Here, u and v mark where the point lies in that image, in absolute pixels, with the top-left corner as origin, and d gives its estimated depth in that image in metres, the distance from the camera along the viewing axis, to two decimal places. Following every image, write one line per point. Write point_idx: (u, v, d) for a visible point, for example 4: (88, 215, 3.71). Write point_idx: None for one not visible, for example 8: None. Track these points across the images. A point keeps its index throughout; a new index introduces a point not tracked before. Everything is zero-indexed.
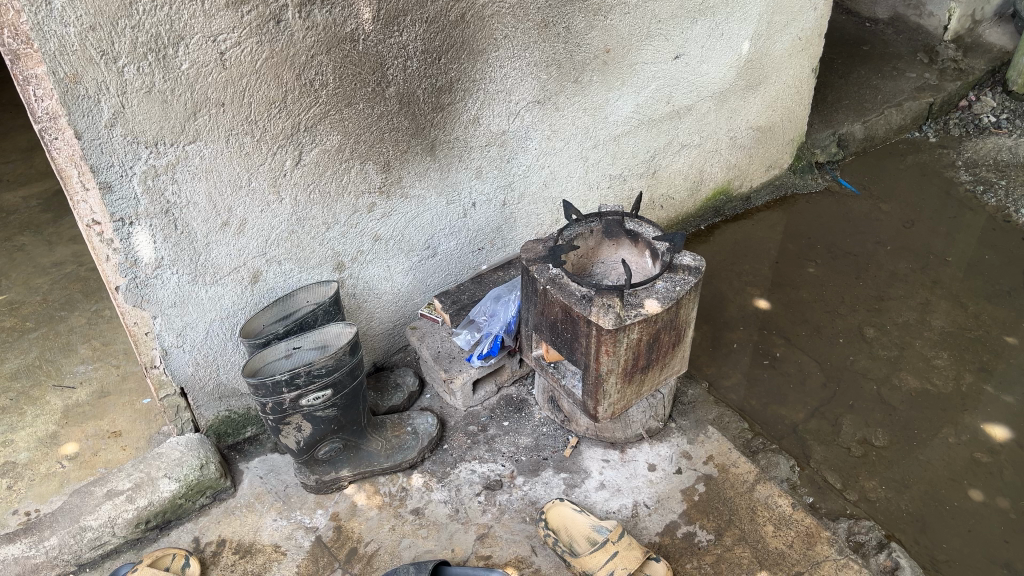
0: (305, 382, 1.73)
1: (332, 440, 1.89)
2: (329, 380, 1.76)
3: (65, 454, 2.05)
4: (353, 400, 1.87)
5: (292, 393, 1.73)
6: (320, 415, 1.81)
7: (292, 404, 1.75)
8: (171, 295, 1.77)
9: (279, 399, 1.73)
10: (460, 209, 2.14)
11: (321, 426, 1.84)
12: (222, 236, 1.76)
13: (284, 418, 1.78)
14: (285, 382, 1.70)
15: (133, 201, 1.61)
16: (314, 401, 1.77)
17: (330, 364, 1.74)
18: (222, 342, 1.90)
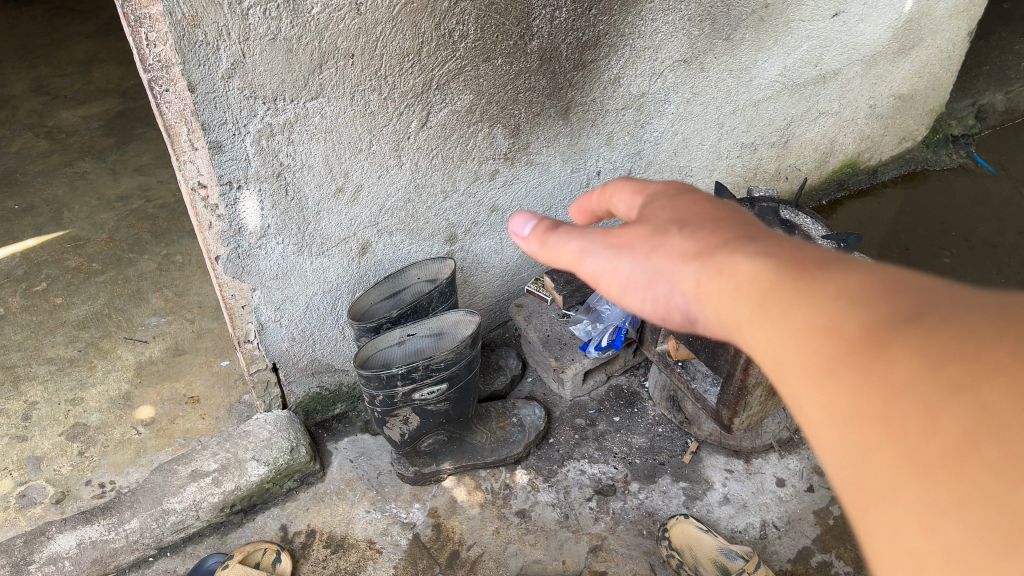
0: (421, 375, 1.53)
1: (438, 433, 1.71)
2: (446, 373, 1.56)
3: (141, 419, 1.89)
4: (466, 392, 1.67)
5: (405, 386, 1.54)
6: (432, 409, 1.63)
7: (403, 397, 1.56)
8: (272, 267, 1.57)
9: (391, 392, 1.54)
10: (584, 178, 1.90)
11: (431, 419, 1.66)
12: (334, 203, 1.55)
13: (393, 411, 1.59)
14: (400, 375, 1.51)
15: (244, 163, 1.40)
16: (427, 394, 1.58)
17: (449, 357, 1.54)
18: (321, 317, 1.71)
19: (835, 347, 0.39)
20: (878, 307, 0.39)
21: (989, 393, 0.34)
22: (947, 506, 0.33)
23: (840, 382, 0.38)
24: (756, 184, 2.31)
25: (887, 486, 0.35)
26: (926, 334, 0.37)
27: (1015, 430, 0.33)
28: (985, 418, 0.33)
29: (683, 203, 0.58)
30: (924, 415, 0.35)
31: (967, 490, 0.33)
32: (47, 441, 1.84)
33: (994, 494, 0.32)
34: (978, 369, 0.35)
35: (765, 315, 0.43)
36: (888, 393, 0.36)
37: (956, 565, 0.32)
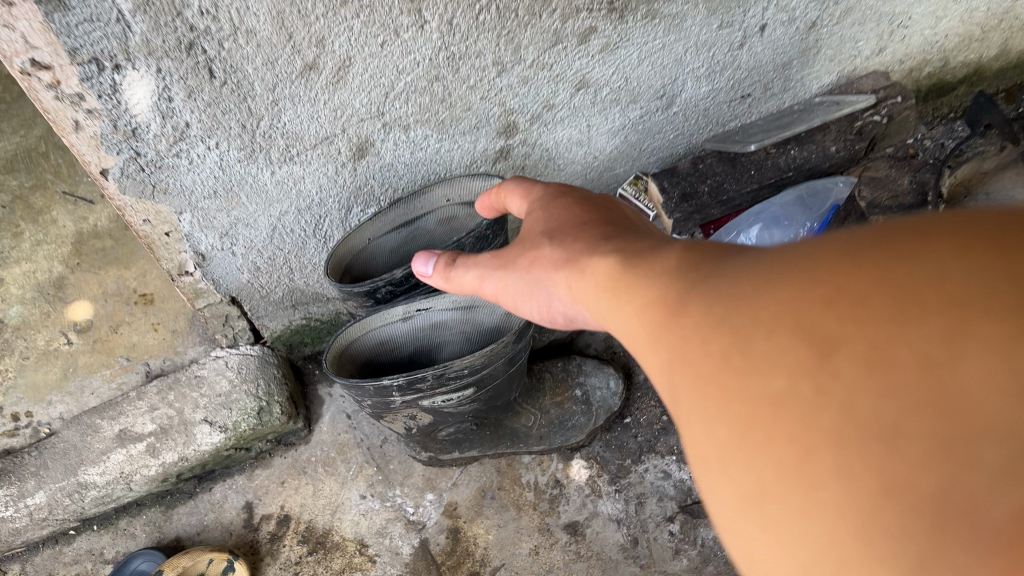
0: (432, 382, 0.95)
1: (462, 425, 1.16)
2: (473, 377, 0.98)
3: (73, 323, 1.40)
4: (506, 384, 1.10)
5: (406, 394, 0.97)
6: (452, 410, 1.07)
7: (404, 402, 1.00)
8: (205, 181, 0.96)
9: (383, 399, 0.97)
10: (737, 37, 1.15)
11: (451, 417, 1.11)
12: (302, 88, 0.89)
13: (390, 411, 1.04)
14: (397, 384, 0.93)
15: (116, 26, 0.74)
16: (444, 398, 1.01)
17: (478, 360, 0.95)
18: (299, 240, 1.12)
19: (659, 306, 0.51)
20: (681, 276, 0.51)
21: (736, 318, 0.43)
22: (725, 409, 0.41)
23: (664, 346, 0.49)
24: (999, 35, 1.49)
25: (694, 410, 0.44)
26: (708, 285, 0.48)
27: (748, 331, 0.42)
28: (757, 356, 0.40)
29: (553, 207, 0.76)
30: (729, 362, 0.42)
31: (741, 417, 0.40)
32: None
33: (755, 400, 0.39)
34: (750, 301, 0.43)
35: (623, 301, 0.56)
36: (681, 335, 0.47)
37: (726, 459, 0.41)
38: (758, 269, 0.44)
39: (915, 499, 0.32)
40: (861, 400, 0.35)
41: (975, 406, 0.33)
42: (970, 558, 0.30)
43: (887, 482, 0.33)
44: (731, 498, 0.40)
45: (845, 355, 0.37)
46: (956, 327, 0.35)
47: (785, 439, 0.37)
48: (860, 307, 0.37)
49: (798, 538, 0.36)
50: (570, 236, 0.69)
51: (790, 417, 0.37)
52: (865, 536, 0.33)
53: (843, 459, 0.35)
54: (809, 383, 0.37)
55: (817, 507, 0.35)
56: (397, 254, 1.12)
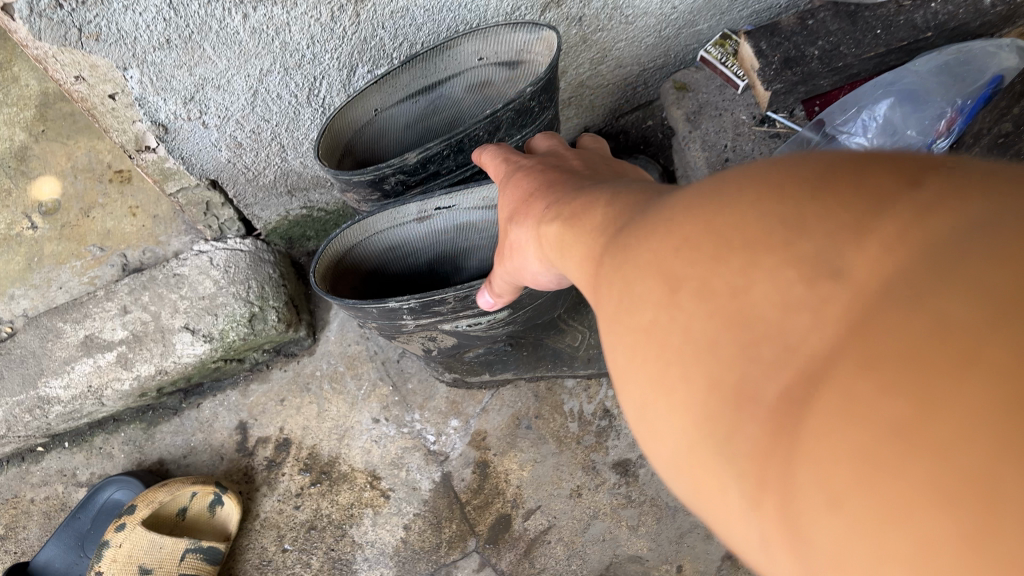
0: (457, 305, 0.73)
1: (494, 347, 0.94)
2: (510, 298, 0.75)
3: (39, 202, 1.18)
4: (551, 302, 0.86)
5: (422, 318, 0.74)
6: (482, 333, 0.84)
7: (419, 326, 0.78)
8: (152, 25, 0.70)
9: (392, 323, 0.75)
10: None
11: (480, 340, 0.88)
12: None
13: (402, 335, 0.82)
14: (410, 308, 0.71)
15: None
16: (471, 321, 0.79)
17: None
18: (291, 108, 0.87)
19: (585, 256, 0.42)
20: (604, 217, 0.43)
21: (623, 249, 0.36)
22: (613, 340, 0.35)
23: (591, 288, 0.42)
24: None
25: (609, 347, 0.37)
26: (615, 224, 0.40)
27: (625, 258, 0.35)
28: (629, 282, 0.34)
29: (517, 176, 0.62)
30: (615, 296, 0.35)
31: (626, 350, 0.34)
32: None
33: (626, 332, 0.33)
34: (629, 240, 0.36)
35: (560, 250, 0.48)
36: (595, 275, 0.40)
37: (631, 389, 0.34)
38: (665, 199, 0.36)
39: (722, 395, 0.27)
40: (691, 325, 0.29)
41: (770, 313, 0.26)
42: (760, 431, 0.25)
43: (710, 377, 0.28)
44: (636, 419, 0.34)
45: (684, 288, 0.30)
46: (763, 245, 0.27)
47: (649, 367, 0.31)
48: (699, 236, 0.30)
49: (659, 443, 0.31)
50: (527, 201, 0.57)
51: (649, 348, 0.31)
52: (694, 442, 0.28)
53: (684, 374, 0.29)
54: (662, 319, 0.31)
55: (664, 412, 0.30)
56: (413, 130, 0.87)
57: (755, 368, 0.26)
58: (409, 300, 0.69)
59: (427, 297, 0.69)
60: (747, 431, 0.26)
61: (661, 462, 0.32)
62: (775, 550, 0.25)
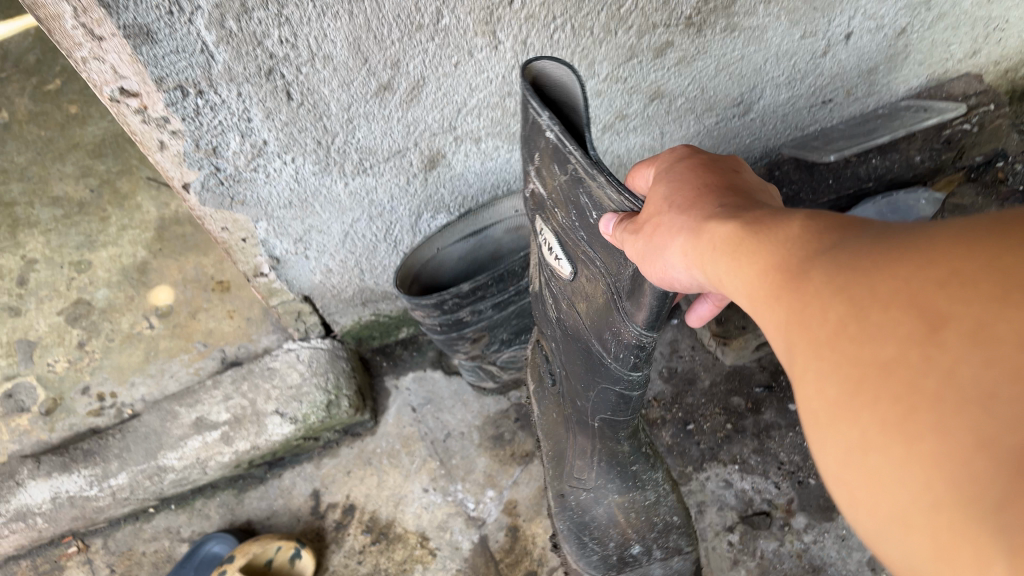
0: (565, 185, 0.71)
1: (555, 339, 0.95)
2: (584, 250, 0.72)
3: (156, 308, 1.45)
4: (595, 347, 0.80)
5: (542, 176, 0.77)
6: (558, 277, 0.84)
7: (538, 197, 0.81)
8: (281, 191, 0.98)
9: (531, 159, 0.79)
10: (821, 45, 1.11)
11: (555, 293, 0.87)
12: (377, 106, 0.91)
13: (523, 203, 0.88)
14: (548, 144, 0.71)
15: (200, 56, 0.78)
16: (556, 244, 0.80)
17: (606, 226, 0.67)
18: (372, 244, 1.14)
19: (773, 266, 0.40)
20: (796, 225, 0.41)
21: (848, 272, 0.35)
22: (827, 369, 0.35)
23: (767, 310, 0.40)
24: None
25: (802, 370, 0.36)
26: (819, 243, 0.38)
27: (858, 283, 0.34)
28: (867, 312, 0.33)
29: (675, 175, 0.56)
30: (835, 319, 0.35)
31: (855, 379, 0.33)
32: (43, 321, 1.45)
33: (857, 364, 0.33)
34: (858, 264, 0.35)
35: (722, 253, 0.44)
36: (785, 288, 0.39)
37: (837, 414, 0.34)
38: (912, 232, 0.34)
39: (994, 455, 0.27)
40: (964, 370, 0.29)
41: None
42: None
43: (977, 434, 0.28)
44: (837, 453, 0.34)
45: (955, 329, 0.30)
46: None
47: (887, 401, 0.31)
48: (977, 278, 0.30)
49: (891, 495, 0.31)
50: (700, 198, 0.51)
51: (896, 385, 0.31)
52: (954, 502, 0.28)
53: (940, 424, 0.29)
54: (917, 357, 0.30)
55: (909, 463, 0.30)
56: (465, 261, 1.13)
57: None
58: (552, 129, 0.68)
59: (562, 137, 0.67)
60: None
61: (883, 515, 0.31)
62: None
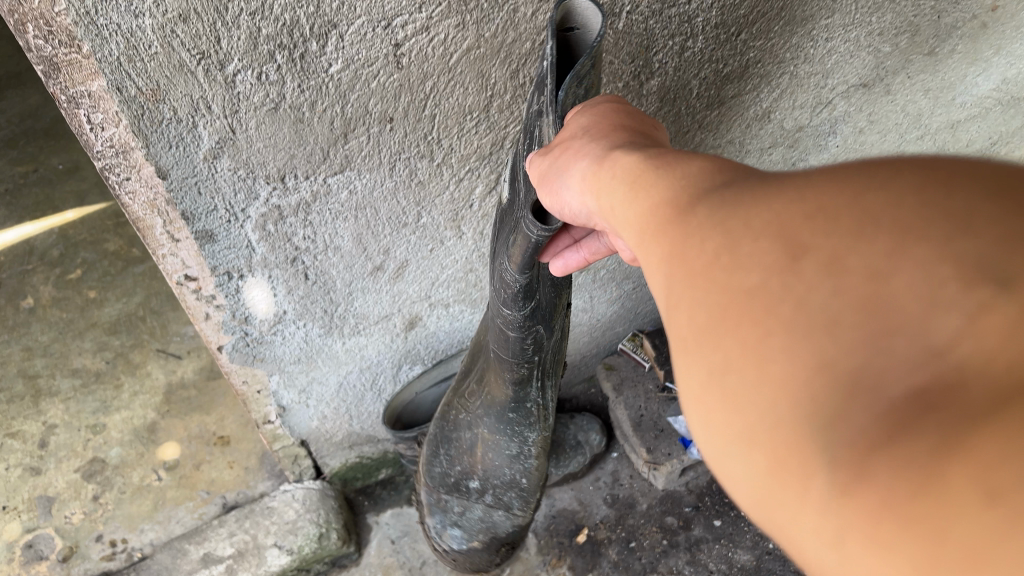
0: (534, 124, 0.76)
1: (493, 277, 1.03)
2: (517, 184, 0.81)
3: (163, 461, 1.64)
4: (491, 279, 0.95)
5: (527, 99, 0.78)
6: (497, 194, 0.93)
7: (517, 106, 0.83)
8: (293, 350, 1.24)
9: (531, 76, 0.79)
10: None
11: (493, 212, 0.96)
12: (371, 282, 1.20)
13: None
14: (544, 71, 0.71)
15: (245, 250, 1.06)
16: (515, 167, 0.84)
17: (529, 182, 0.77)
18: (360, 393, 1.40)
19: (672, 205, 0.46)
20: (697, 174, 0.47)
21: (732, 213, 0.41)
22: (700, 295, 0.41)
23: (653, 243, 0.47)
24: None
25: (677, 296, 0.43)
26: (712, 188, 0.44)
27: (737, 226, 0.40)
28: (741, 245, 0.39)
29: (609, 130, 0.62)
30: (711, 250, 0.41)
31: (723, 301, 0.39)
32: (61, 477, 1.62)
33: (725, 291, 0.39)
34: (744, 204, 0.41)
35: (627, 192, 0.51)
36: (675, 224, 0.45)
37: (701, 334, 0.40)
38: (793, 183, 0.40)
39: (833, 375, 0.33)
40: (815, 298, 0.35)
41: (909, 308, 0.32)
42: (867, 422, 0.31)
43: (821, 357, 0.34)
44: (698, 370, 0.40)
45: (812, 260, 0.36)
46: (914, 235, 0.33)
47: (749, 321, 0.37)
48: (838, 212, 0.36)
49: (738, 411, 0.37)
50: (621, 146, 0.57)
51: (756, 306, 0.37)
52: (792, 419, 0.34)
53: (789, 345, 0.35)
54: (778, 283, 0.37)
55: (762, 381, 0.36)
56: (436, 403, 1.43)
57: (870, 359, 0.32)
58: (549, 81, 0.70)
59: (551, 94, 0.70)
60: (856, 416, 0.32)
61: (728, 430, 0.38)
62: (850, 539, 0.32)
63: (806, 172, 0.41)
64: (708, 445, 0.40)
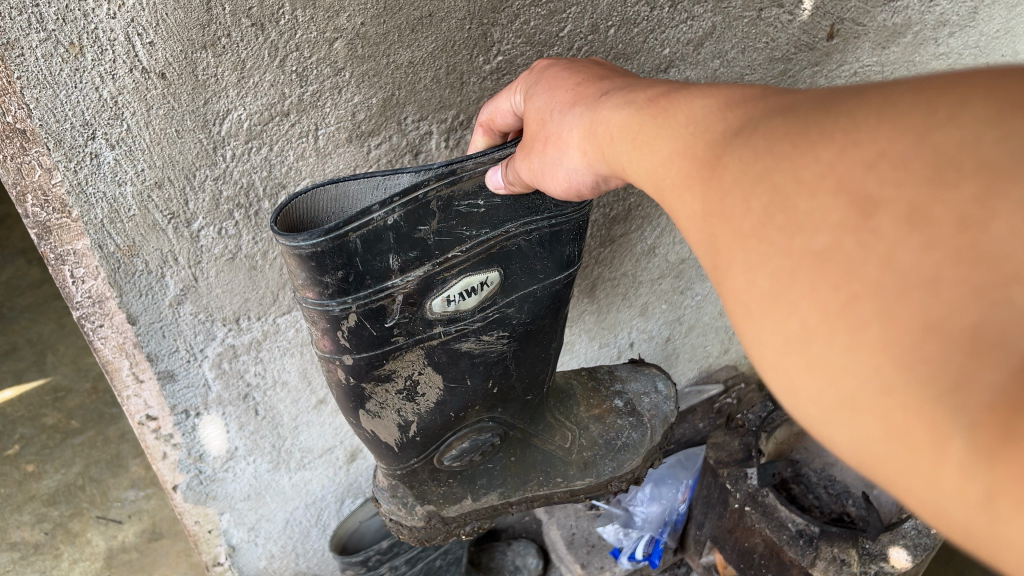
0: (442, 231, 0.81)
1: (483, 401, 1.03)
2: (500, 239, 0.87)
3: None
4: (545, 315, 1.01)
5: (410, 267, 0.81)
6: (479, 330, 0.93)
7: (408, 300, 0.84)
8: (244, 486, 1.33)
9: (379, 287, 0.80)
10: (615, 351, 1.63)
11: (480, 349, 0.96)
12: (316, 415, 1.34)
13: (392, 339, 0.86)
14: (403, 218, 0.77)
15: (202, 388, 1.18)
16: (465, 287, 0.87)
17: (521, 198, 0.86)
18: (305, 529, 1.48)
19: (710, 173, 0.53)
20: (723, 129, 0.55)
21: (780, 174, 0.47)
22: (761, 253, 0.46)
23: (698, 203, 0.54)
24: None
25: (740, 258, 0.48)
26: (743, 145, 0.51)
27: (790, 191, 0.46)
28: (805, 209, 0.44)
29: (573, 97, 0.77)
30: (767, 214, 0.47)
31: (802, 269, 0.43)
32: None
33: (795, 255, 0.44)
34: (787, 161, 0.47)
35: (637, 150, 0.63)
36: (721, 187, 0.51)
37: (778, 298, 0.45)
38: (839, 130, 0.45)
39: (948, 332, 0.37)
40: (902, 255, 0.39)
41: (1014, 255, 0.36)
42: (996, 375, 0.35)
43: (928, 317, 0.37)
44: (780, 334, 0.45)
45: (883, 215, 0.40)
46: (999, 180, 0.38)
47: (830, 283, 0.42)
48: (902, 164, 0.41)
49: (838, 372, 0.41)
50: (592, 102, 0.73)
51: (836, 268, 0.41)
52: (903, 378, 0.38)
53: (884, 310, 0.39)
54: (854, 241, 0.41)
55: (861, 343, 0.40)
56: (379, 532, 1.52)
57: (985, 314, 0.36)
58: (392, 212, 0.76)
59: (410, 198, 0.76)
60: (984, 374, 0.35)
61: (826, 396, 0.42)
62: (1000, 497, 0.35)
63: (845, 115, 0.46)
64: (801, 406, 0.44)
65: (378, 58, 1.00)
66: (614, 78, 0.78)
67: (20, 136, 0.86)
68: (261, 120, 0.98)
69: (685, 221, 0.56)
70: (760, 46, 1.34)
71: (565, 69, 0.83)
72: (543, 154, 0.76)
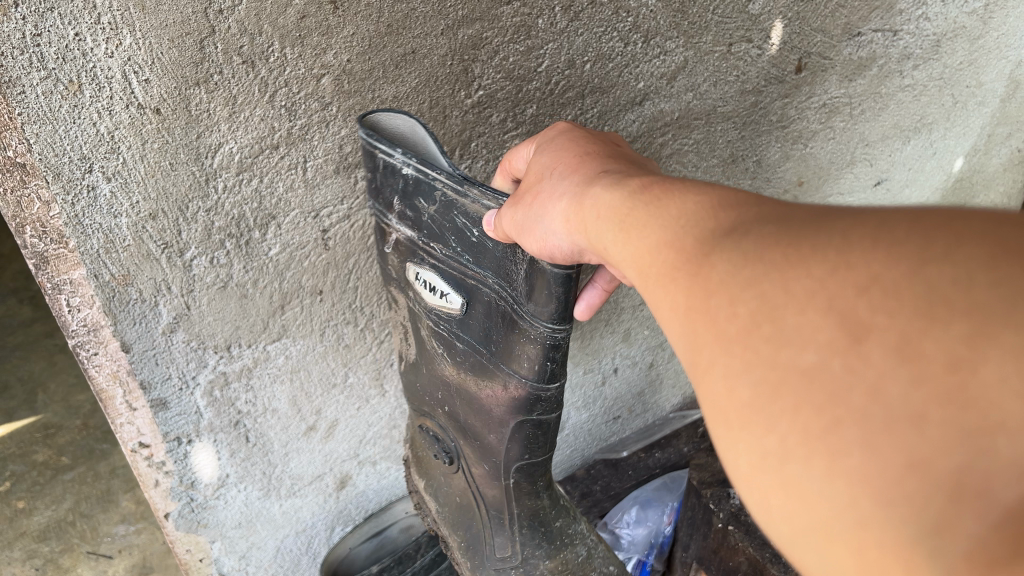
0: (436, 219, 0.88)
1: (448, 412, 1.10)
2: (471, 271, 0.89)
3: None
4: (495, 401, 0.97)
5: (404, 219, 0.92)
6: (439, 330, 1.00)
7: (401, 245, 0.96)
8: (235, 513, 1.35)
9: (385, 212, 0.94)
10: (599, 377, 1.66)
11: (437, 352, 1.04)
12: (305, 442, 1.37)
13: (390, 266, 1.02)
14: (408, 175, 0.86)
15: (194, 415, 1.21)
16: (438, 283, 0.94)
17: (502, 254, 0.84)
18: (295, 557, 1.50)
19: (692, 268, 0.51)
20: (709, 223, 0.53)
21: (765, 283, 0.45)
22: (739, 363, 0.45)
23: (674, 298, 0.52)
24: None
25: (716, 365, 0.47)
26: (727, 247, 0.49)
27: (777, 305, 0.44)
28: (789, 326, 0.43)
29: (573, 167, 0.76)
30: (749, 322, 0.45)
31: (784, 389, 0.42)
32: None
33: (777, 371, 0.43)
34: (773, 270, 0.45)
35: (621, 231, 0.62)
36: (700, 284, 0.50)
37: (755, 414, 0.44)
38: (828, 248, 0.44)
39: (935, 478, 0.36)
40: (891, 388, 0.38)
41: (1005, 407, 0.35)
42: (976, 526, 0.35)
43: (914, 457, 0.37)
44: (755, 451, 0.44)
45: (873, 345, 0.39)
46: (990, 324, 0.37)
47: (813, 408, 0.40)
48: (893, 290, 0.40)
49: (814, 497, 0.40)
50: (591, 175, 0.72)
51: (821, 393, 0.40)
52: (884, 516, 0.37)
53: (869, 444, 0.38)
54: (844, 366, 0.40)
55: (842, 472, 0.39)
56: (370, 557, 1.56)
57: (971, 466, 0.35)
58: (410, 165, 0.85)
59: (421, 170, 0.84)
60: (966, 523, 0.35)
61: (800, 519, 0.41)
62: None
63: (838, 231, 0.44)
64: (774, 524, 0.43)
65: (364, 92, 1.05)
66: (621, 159, 0.77)
67: (20, 169, 0.89)
68: (252, 153, 1.02)
69: (660, 312, 0.54)
70: (731, 79, 1.40)
71: (580, 138, 0.83)
72: (529, 210, 0.75)
